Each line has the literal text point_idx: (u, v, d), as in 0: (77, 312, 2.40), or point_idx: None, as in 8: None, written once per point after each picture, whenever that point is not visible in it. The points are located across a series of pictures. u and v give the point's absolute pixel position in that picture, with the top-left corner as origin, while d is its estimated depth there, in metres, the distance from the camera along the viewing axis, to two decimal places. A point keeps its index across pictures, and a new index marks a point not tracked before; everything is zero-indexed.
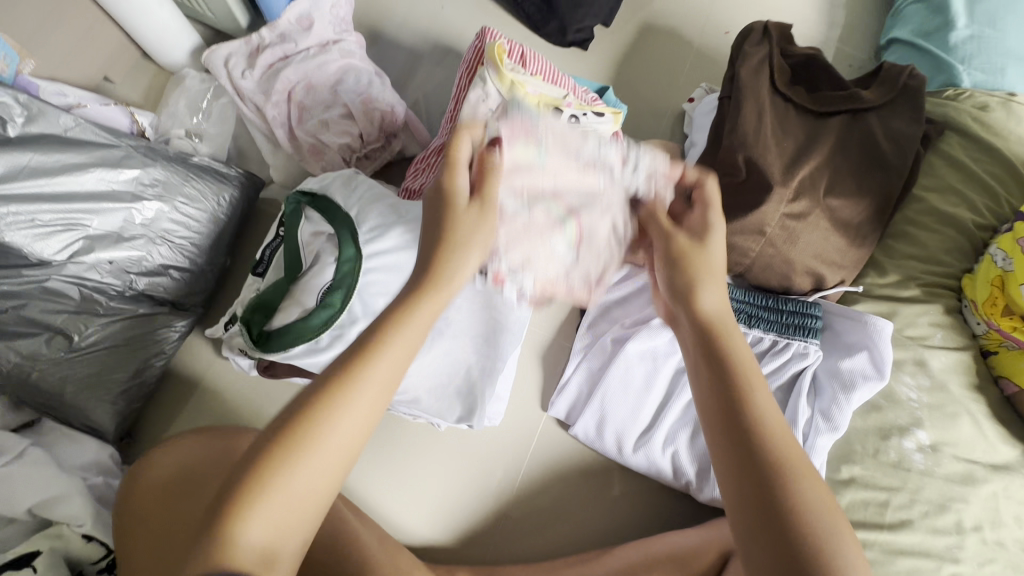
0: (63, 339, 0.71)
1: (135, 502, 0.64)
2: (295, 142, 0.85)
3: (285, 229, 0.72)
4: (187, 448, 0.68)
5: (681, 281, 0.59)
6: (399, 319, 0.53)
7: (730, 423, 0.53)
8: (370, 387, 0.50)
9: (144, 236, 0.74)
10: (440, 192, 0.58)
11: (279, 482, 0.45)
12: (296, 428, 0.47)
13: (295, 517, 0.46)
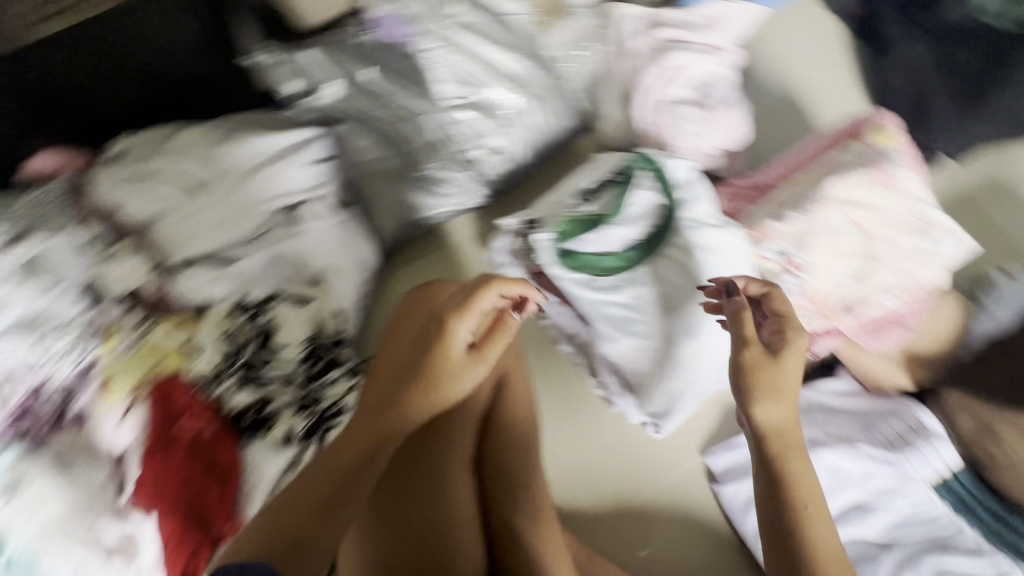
0: (408, 162, 0.85)
1: (408, 318, 0.73)
2: (643, 114, 0.90)
3: (621, 178, 0.77)
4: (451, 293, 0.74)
5: (740, 394, 0.64)
6: (426, 368, 0.67)
7: (779, 497, 0.63)
8: (415, 412, 0.66)
9: (505, 119, 0.85)
10: (442, 348, 0.68)
11: (287, 516, 0.58)
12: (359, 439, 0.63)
13: (302, 527, 0.57)
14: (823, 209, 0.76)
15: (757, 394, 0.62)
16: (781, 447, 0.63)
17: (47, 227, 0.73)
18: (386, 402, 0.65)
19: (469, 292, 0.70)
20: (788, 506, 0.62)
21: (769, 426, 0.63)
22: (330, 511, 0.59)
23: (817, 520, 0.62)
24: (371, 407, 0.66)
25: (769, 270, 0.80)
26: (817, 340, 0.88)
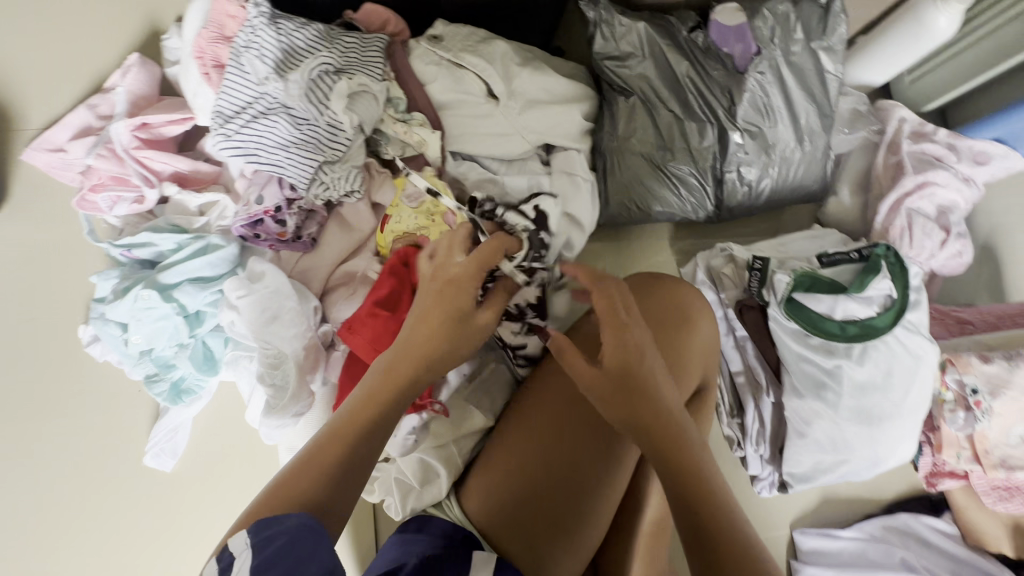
0: (666, 155, 0.88)
1: (658, 294, 0.68)
2: (887, 211, 0.93)
3: (862, 258, 0.81)
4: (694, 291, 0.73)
5: (628, 411, 0.52)
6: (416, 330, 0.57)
7: (680, 497, 0.52)
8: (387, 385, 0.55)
9: (772, 160, 0.88)
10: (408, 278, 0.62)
11: (305, 458, 0.51)
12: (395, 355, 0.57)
13: (332, 467, 0.50)
14: None
15: (619, 404, 0.53)
16: (662, 423, 0.53)
17: (365, 72, 0.77)
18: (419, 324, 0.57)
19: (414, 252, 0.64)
20: (689, 503, 0.51)
21: (649, 379, 0.53)
22: (374, 436, 0.53)
23: (727, 519, 0.51)
24: (418, 324, 0.58)
25: (944, 397, 0.85)
26: (944, 481, 0.90)
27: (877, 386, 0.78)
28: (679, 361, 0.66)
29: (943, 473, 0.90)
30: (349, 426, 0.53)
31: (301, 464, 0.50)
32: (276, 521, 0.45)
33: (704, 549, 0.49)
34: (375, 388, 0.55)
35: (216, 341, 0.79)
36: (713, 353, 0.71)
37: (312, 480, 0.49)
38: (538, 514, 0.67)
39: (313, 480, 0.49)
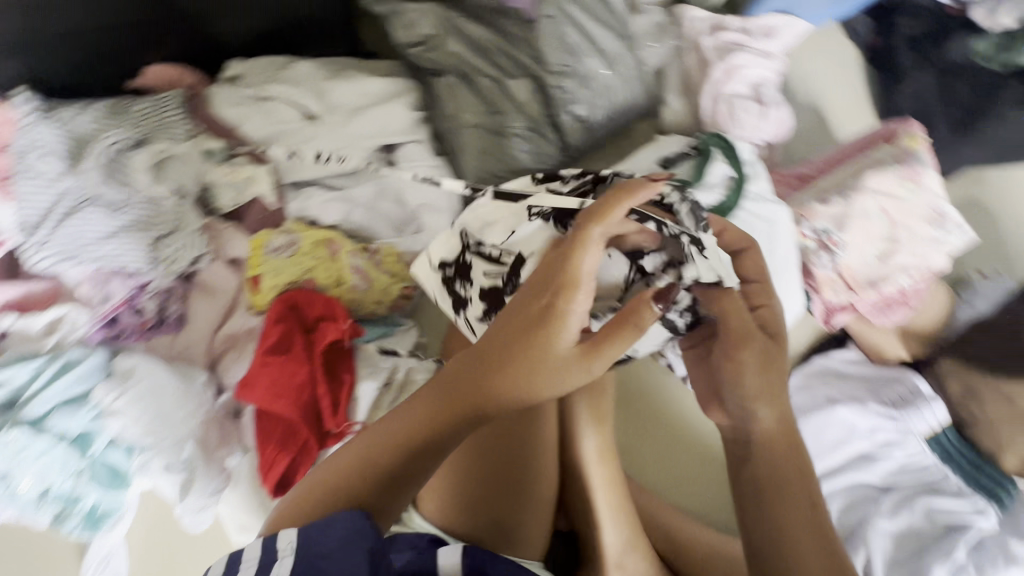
0: (499, 117, 0.91)
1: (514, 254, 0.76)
2: (710, 104, 1.01)
3: (699, 152, 0.89)
4: None
5: (738, 406, 0.64)
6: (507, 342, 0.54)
7: (757, 473, 0.61)
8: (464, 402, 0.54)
9: (593, 92, 0.93)
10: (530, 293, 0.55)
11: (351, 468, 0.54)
12: (483, 368, 0.54)
13: (374, 470, 0.54)
14: (860, 196, 0.91)
15: (735, 400, 0.63)
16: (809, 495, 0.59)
17: (168, 137, 0.77)
18: (520, 341, 0.53)
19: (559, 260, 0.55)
20: (802, 526, 0.57)
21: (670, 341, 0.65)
22: (423, 448, 0.55)
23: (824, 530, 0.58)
24: (512, 330, 0.54)
25: (809, 247, 0.94)
26: (838, 317, 0.99)
27: None
28: None
29: (835, 309, 0.99)
30: (406, 442, 0.55)
31: (353, 469, 0.54)
32: (322, 529, 0.47)
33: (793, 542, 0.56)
34: (435, 394, 0.56)
35: (117, 455, 0.71)
36: None
37: (364, 491, 0.53)
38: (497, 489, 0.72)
39: (354, 488, 0.53)
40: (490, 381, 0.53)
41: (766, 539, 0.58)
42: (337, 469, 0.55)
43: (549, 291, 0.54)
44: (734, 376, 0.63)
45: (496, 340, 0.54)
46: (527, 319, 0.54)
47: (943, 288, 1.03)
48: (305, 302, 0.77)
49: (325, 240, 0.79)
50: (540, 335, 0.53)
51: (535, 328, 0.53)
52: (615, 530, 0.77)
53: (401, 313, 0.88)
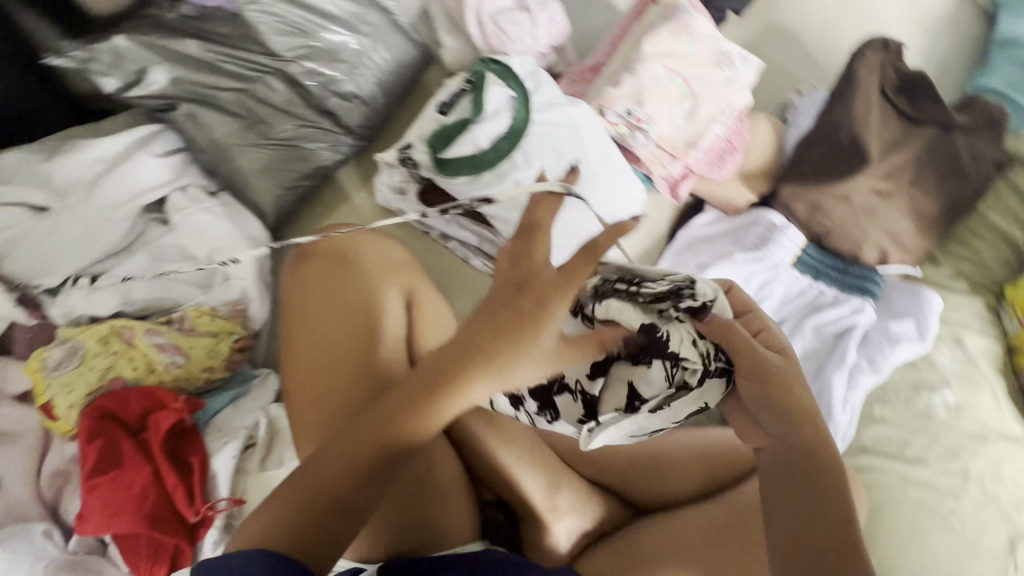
0: (263, 128, 0.84)
1: (310, 266, 0.72)
2: (478, 29, 0.96)
3: (473, 83, 0.83)
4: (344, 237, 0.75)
5: (778, 424, 0.52)
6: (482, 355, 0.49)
7: (802, 465, 0.50)
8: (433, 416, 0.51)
9: (350, 63, 0.85)
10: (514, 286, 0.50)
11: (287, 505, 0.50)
12: (461, 368, 0.50)
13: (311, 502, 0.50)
14: (645, 65, 0.89)
15: (771, 417, 0.52)
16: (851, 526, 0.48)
17: None
18: (496, 336, 0.49)
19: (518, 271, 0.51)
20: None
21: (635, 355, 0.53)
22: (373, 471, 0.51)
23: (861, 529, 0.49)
24: (489, 322, 0.49)
25: (622, 134, 0.93)
26: (681, 186, 0.99)
27: (558, 169, 0.83)
28: (365, 298, 0.70)
29: (677, 180, 0.99)
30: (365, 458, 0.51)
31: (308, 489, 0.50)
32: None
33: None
34: (401, 400, 0.52)
35: None
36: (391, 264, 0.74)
37: (315, 520, 0.50)
38: (403, 492, 0.70)
39: (304, 520, 0.49)
40: (468, 385, 0.50)
41: (794, 554, 0.47)
42: (291, 486, 0.51)
43: (528, 284, 0.50)
44: (805, 433, 0.51)
45: (473, 332, 0.50)
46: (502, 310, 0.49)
47: (764, 121, 1.05)
48: (118, 405, 0.69)
49: (118, 328, 0.71)
50: (517, 331, 0.49)
51: (514, 323, 0.49)
52: (535, 474, 0.79)
53: (248, 366, 0.82)
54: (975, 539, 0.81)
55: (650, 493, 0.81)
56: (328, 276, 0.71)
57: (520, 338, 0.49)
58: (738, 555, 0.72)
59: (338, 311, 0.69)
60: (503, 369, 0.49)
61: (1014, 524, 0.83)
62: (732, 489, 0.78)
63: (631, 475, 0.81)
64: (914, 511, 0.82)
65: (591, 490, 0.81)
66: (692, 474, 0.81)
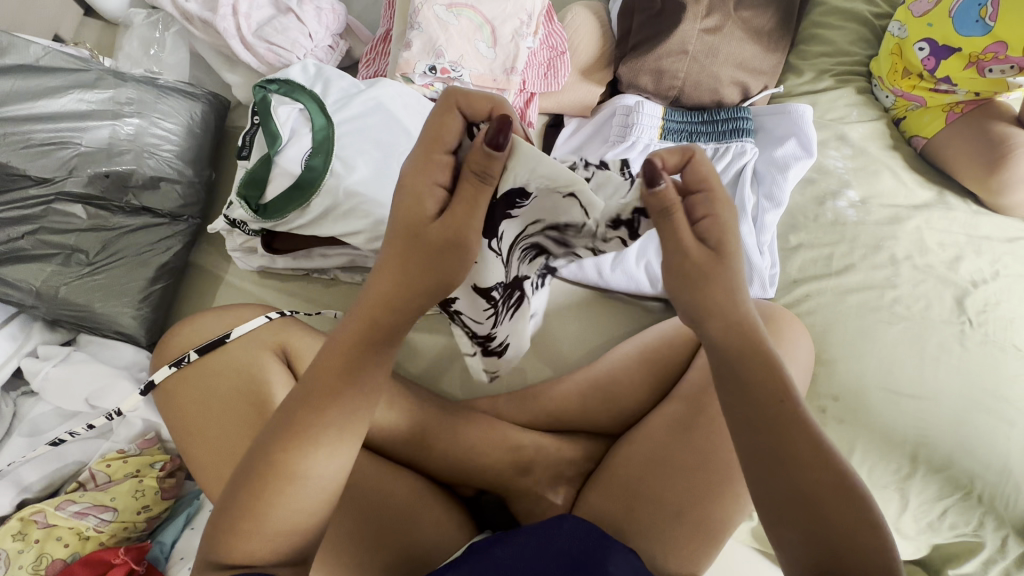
0: (81, 255, 0.79)
1: (179, 386, 0.67)
2: (251, 52, 0.88)
3: (259, 113, 0.77)
4: (185, 332, 0.70)
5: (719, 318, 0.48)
6: (384, 297, 0.45)
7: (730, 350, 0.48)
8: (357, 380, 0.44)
9: (131, 150, 0.80)
10: (410, 203, 0.44)
11: (241, 532, 0.42)
12: (388, 291, 0.45)
13: (272, 525, 0.42)
14: (424, 12, 0.83)
15: (693, 306, 0.48)
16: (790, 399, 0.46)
17: None
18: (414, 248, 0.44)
19: (401, 206, 0.45)
20: (801, 471, 0.44)
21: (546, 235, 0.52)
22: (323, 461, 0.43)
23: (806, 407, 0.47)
24: (397, 245, 0.45)
25: (441, 92, 0.88)
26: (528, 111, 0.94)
27: (384, 159, 0.78)
28: (252, 377, 0.66)
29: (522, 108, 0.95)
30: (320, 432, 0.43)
31: (275, 490, 0.42)
32: None
33: (793, 500, 0.44)
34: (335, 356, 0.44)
35: None
36: (251, 339, 0.69)
37: (278, 526, 0.42)
38: (379, 532, 0.68)
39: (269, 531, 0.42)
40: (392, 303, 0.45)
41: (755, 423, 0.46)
42: (255, 494, 0.42)
43: (427, 192, 0.44)
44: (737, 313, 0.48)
45: (391, 253, 0.45)
46: (403, 223, 0.44)
47: (579, 10, 1.00)
48: None
49: (30, 517, 0.68)
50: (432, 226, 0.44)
51: (426, 236, 0.44)
52: (497, 450, 0.78)
53: (191, 482, 0.79)
54: (923, 315, 0.82)
55: (612, 414, 0.81)
56: (196, 387, 0.67)
57: (436, 231, 0.44)
58: (706, 440, 0.71)
59: (218, 417, 0.65)
60: (446, 282, 0.45)
61: (955, 283, 0.83)
62: (683, 381, 0.78)
63: (588, 404, 0.81)
64: (860, 316, 0.82)
65: (559, 439, 0.81)
66: (642, 381, 0.80)
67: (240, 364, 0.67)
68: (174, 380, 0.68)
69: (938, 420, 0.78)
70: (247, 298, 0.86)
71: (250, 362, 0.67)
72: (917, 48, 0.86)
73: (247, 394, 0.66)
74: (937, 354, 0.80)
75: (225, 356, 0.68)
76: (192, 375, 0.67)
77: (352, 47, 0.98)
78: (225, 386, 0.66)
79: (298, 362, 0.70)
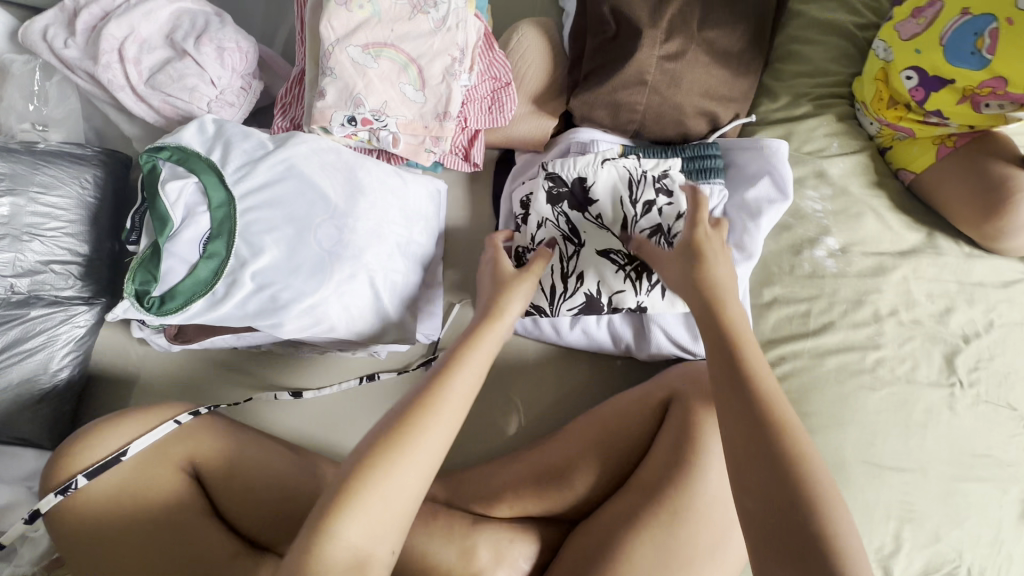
0: None
1: (76, 525, 0.57)
2: (145, 104, 0.77)
3: (148, 189, 0.67)
4: (78, 454, 0.58)
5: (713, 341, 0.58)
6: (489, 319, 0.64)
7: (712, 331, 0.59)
8: (465, 376, 0.57)
9: (8, 234, 0.71)
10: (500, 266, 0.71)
11: (350, 514, 0.47)
12: (485, 327, 0.63)
13: (380, 519, 0.48)
14: (339, 56, 0.71)
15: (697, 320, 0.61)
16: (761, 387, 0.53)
17: None
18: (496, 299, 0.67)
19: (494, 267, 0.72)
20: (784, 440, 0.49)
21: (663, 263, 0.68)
22: (422, 465, 0.51)
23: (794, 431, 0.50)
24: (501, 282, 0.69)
25: (367, 141, 0.77)
26: (472, 151, 0.85)
27: (297, 235, 0.68)
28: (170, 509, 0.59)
29: (466, 146, 0.86)
30: (429, 420, 0.53)
31: (358, 493, 0.48)
32: None
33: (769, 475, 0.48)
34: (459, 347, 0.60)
35: None
36: (156, 467, 0.60)
37: (368, 521, 0.48)
38: None
39: (363, 535, 0.47)
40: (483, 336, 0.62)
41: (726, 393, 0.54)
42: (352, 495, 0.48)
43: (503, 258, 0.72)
44: (706, 306, 0.60)
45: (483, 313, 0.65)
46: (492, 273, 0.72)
47: (525, 30, 0.88)
48: None
49: None
50: (504, 288, 0.68)
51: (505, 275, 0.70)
52: (444, 547, 0.70)
53: None
54: (908, 378, 0.74)
55: (567, 503, 0.74)
56: (100, 522, 0.57)
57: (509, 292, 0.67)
58: (663, 536, 0.65)
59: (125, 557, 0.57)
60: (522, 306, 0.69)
61: (944, 339, 0.75)
62: (643, 466, 0.71)
63: (541, 488, 0.74)
64: (840, 383, 0.74)
65: (514, 528, 0.73)
66: (596, 465, 0.74)
67: (153, 499, 0.59)
68: (65, 510, 0.57)
69: (923, 492, 0.72)
70: (175, 392, 0.80)
71: (170, 495, 0.60)
72: (904, 76, 0.74)
73: (156, 533, 0.58)
74: (923, 420, 0.73)
75: (131, 485, 0.59)
76: (93, 513, 0.57)
77: (269, 85, 0.86)
78: (135, 524, 0.58)
79: (225, 475, 0.63)
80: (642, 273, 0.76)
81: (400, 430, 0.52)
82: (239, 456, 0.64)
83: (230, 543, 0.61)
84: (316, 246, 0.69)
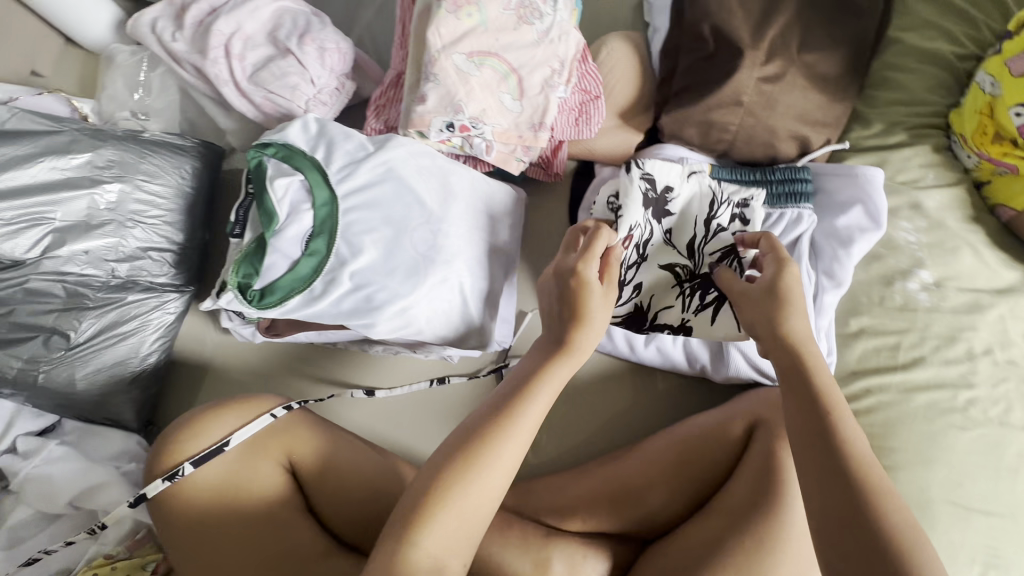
0: (60, 338, 0.71)
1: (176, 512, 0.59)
2: (246, 99, 0.79)
3: (254, 183, 0.69)
4: (182, 440, 0.60)
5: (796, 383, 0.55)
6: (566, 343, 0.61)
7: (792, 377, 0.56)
8: (537, 401, 0.56)
9: (113, 220, 0.72)
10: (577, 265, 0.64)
11: (423, 527, 0.48)
12: (559, 358, 0.60)
13: (450, 537, 0.48)
14: (442, 61, 0.71)
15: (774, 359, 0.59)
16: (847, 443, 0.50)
17: None
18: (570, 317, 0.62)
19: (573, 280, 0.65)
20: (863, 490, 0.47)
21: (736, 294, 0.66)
22: (486, 484, 0.51)
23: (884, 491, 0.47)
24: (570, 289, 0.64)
25: (459, 147, 0.78)
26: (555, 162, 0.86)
27: (395, 237, 0.69)
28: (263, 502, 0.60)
29: (549, 155, 0.86)
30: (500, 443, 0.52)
31: (434, 504, 0.49)
32: None
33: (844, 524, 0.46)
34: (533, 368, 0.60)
35: None
36: (252, 460, 0.62)
37: (444, 536, 0.48)
38: None
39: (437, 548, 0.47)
40: (557, 367, 0.59)
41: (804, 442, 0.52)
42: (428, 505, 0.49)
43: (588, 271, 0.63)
44: (785, 348, 0.58)
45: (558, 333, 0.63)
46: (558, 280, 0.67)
47: (615, 43, 0.88)
48: None
49: None
50: (582, 306, 0.62)
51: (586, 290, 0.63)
52: (519, 557, 0.69)
53: None
54: (1002, 420, 0.72)
55: (641, 521, 0.73)
56: (200, 510, 0.59)
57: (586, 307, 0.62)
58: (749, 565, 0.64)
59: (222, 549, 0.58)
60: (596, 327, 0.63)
61: None
62: (726, 491, 0.70)
63: (617, 505, 0.74)
64: (930, 419, 0.72)
65: (586, 543, 0.72)
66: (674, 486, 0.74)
67: (251, 491, 0.60)
68: (171, 495, 0.59)
69: (1012, 539, 0.70)
70: (256, 382, 0.81)
71: (266, 488, 0.61)
72: (1013, 114, 0.70)
73: (251, 525, 0.59)
74: (1016, 465, 0.71)
75: (230, 476, 0.60)
76: (194, 500, 0.59)
77: (359, 86, 0.87)
78: (232, 515, 0.59)
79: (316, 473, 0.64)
80: (696, 292, 0.76)
81: (476, 447, 0.52)
82: (330, 454, 0.65)
83: (322, 540, 0.61)
84: (412, 249, 0.70)
